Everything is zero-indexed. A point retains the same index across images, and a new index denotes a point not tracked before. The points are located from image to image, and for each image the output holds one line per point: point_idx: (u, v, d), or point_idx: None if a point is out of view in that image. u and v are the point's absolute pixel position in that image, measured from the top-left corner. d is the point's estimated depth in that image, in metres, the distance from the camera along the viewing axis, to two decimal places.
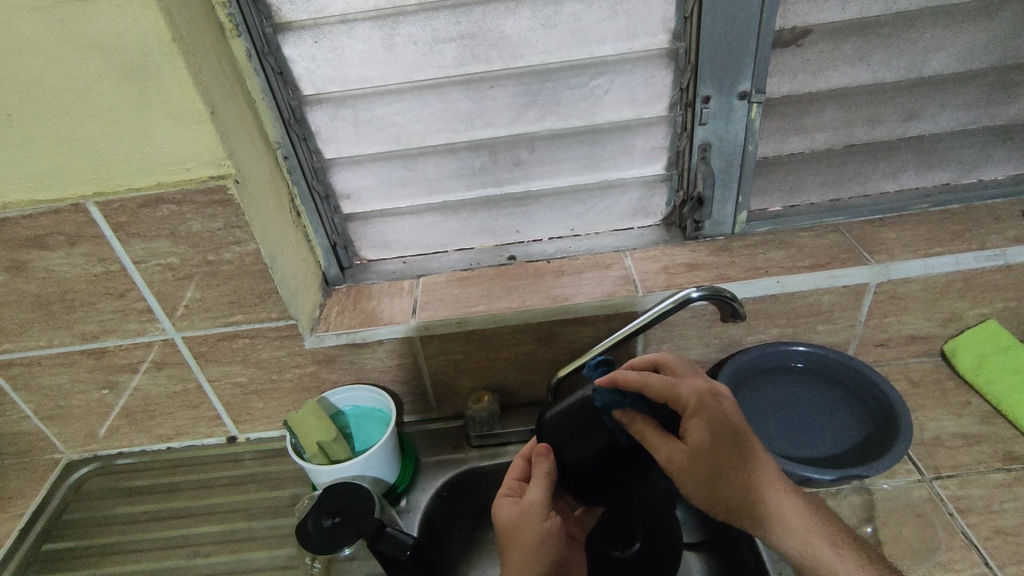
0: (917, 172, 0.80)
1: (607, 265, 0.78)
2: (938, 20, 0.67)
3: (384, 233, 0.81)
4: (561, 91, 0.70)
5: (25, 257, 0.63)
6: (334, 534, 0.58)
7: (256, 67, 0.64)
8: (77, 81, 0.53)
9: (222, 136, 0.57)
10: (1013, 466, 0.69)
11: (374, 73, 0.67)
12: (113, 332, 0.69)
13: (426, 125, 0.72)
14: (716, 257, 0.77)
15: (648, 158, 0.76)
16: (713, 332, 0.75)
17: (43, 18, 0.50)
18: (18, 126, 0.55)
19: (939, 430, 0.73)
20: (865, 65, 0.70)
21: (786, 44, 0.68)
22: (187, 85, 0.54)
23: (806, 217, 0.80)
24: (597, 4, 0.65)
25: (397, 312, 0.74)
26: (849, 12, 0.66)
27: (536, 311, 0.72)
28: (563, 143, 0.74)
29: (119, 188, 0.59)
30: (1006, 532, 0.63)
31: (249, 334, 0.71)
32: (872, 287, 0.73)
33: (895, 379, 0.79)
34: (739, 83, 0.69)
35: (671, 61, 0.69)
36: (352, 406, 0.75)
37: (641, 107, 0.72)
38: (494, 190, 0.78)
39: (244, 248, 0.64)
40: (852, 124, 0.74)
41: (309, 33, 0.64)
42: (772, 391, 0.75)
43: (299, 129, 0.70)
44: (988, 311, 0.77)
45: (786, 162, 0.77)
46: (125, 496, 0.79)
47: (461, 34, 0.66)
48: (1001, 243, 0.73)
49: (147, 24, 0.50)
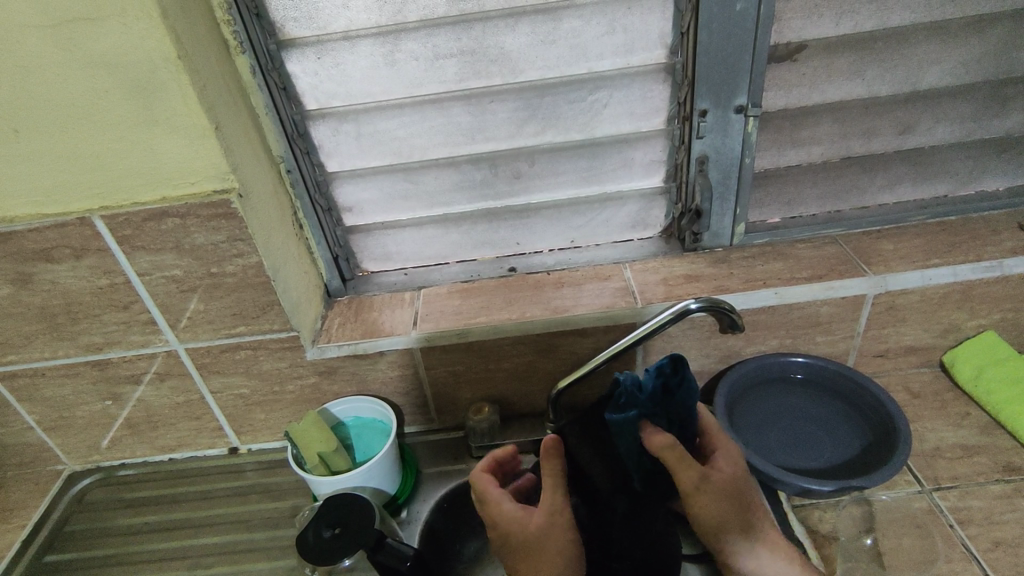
0: (914, 184, 0.80)
1: (607, 277, 0.78)
2: (931, 35, 0.68)
3: (385, 246, 0.82)
4: (560, 106, 0.71)
5: (32, 269, 0.64)
6: (334, 545, 0.58)
7: (260, 82, 0.66)
8: (85, 98, 0.54)
9: (226, 150, 0.58)
10: (1013, 477, 0.69)
11: (376, 88, 0.69)
12: (117, 344, 0.70)
13: (428, 139, 0.73)
14: (715, 268, 0.77)
15: (647, 171, 0.77)
16: (712, 342, 0.75)
17: (53, 36, 0.51)
18: (27, 142, 0.56)
19: (939, 440, 0.73)
20: (860, 79, 0.71)
21: (781, 59, 0.69)
22: (192, 101, 0.55)
23: (804, 229, 0.80)
24: (595, 20, 0.66)
25: (398, 324, 0.75)
26: (844, 27, 0.67)
27: (535, 323, 0.72)
28: (561, 156, 0.75)
29: (125, 202, 0.60)
30: (1007, 544, 0.63)
31: (251, 345, 0.71)
32: (870, 298, 0.73)
33: (894, 390, 0.79)
34: (736, 96, 0.70)
35: (668, 75, 0.70)
36: (353, 417, 0.76)
37: (640, 120, 0.73)
38: (495, 202, 0.78)
39: (247, 261, 0.64)
40: (848, 137, 0.75)
41: (312, 49, 0.66)
42: (770, 402, 0.75)
43: (302, 144, 0.71)
44: (987, 322, 0.77)
45: (783, 175, 0.77)
46: (127, 508, 0.80)
47: (461, 50, 0.67)
48: (998, 254, 0.73)
49: (154, 42, 0.52)
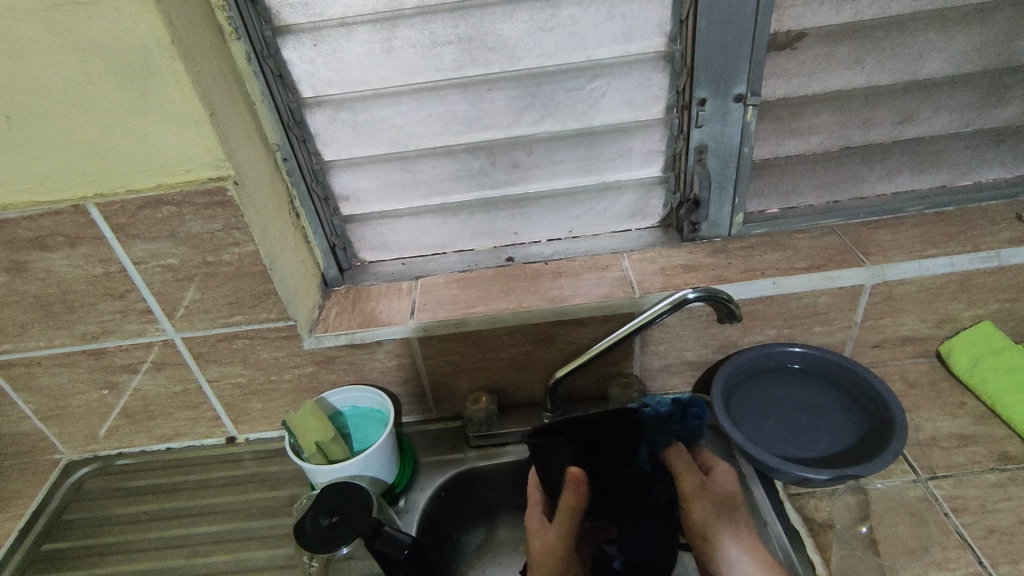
0: (913, 174, 0.80)
1: (605, 267, 0.78)
2: (932, 24, 0.68)
3: (383, 235, 0.81)
4: (558, 94, 0.71)
5: (27, 258, 0.63)
6: (332, 533, 0.58)
7: (255, 70, 0.65)
8: (78, 84, 0.53)
9: (221, 138, 0.58)
10: (1008, 466, 0.69)
11: (372, 76, 0.68)
12: (114, 333, 0.70)
13: (424, 128, 0.72)
14: (713, 258, 0.77)
15: (645, 161, 0.77)
16: (709, 332, 0.75)
17: (45, 21, 0.50)
18: (20, 129, 0.55)
19: (934, 430, 0.74)
20: (860, 68, 0.70)
21: (781, 47, 0.68)
22: (187, 88, 0.54)
23: (803, 219, 0.80)
24: (594, 8, 0.65)
25: (396, 313, 0.75)
26: (844, 15, 0.67)
27: (533, 312, 0.72)
28: (560, 145, 0.75)
29: (120, 190, 0.60)
30: (1001, 532, 0.63)
31: (249, 335, 0.71)
32: (867, 288, 0.73)
33: (891, 380, 0.80)
34: (735, 85, 0.69)
35: (667, 64, 0.69)
36: (351, 406, 0.75)
37: (638, 109, 0.73)
38: (492, 192, 0.78)
39: (244, 250, 0.64)
40: (847, 126, 0.75)
41: (308, 36, 0.65)
42: (767, 392, 0.75)
43: (299, 132, 0.71)
44: (984, 312, 0.77)
45: (782, 164, 0.77)
46: (124, 497, 0.80)
47: (459, 37, 0.66)
48: (996, 245, 0.73)
49: (148, 27, 0.51)
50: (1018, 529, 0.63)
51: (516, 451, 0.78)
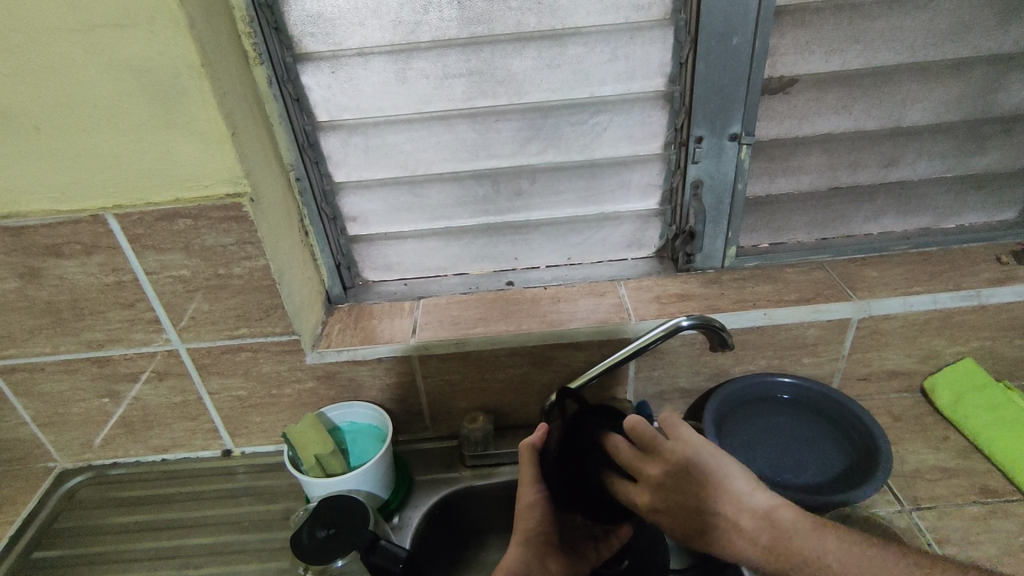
0: (899, 215, 0.84)
1: (602, 293, 0.81)
2: (915, 75, 0.73)
3: (387, 256, 0.84)
4: (562, 127, 0.74)
5: (42, 264, 0.65)
6: (329, 544, 0.59)
7: (275, 93, 0.68)
8: (109, 100, 0.56)
9: (241, 156, 0.60)
10: (989, 499, 0.71)
11: (386, 103, 0.71)
12: (119, 341, 0.71)
13: (434, 154, 0.75)
14: (706, 288, 0.80)
15: (644, 194, 0.80)
16: (702, 360, 0.77)
17: (83, 41, 0.53)
18: (49, 140, 0.58)
19: (918, 462, 0.76)
20: (848, 113, 0.75)
21: (774, 91, 0.72)
22: (212, 107, 0.57)
23: (792, 254, 0.83)
24: (599, 48, 0.69)
25: (397, 332, 0.76)
26: (833, 64, 0.71)
27: (531, 335, 0.74)
28: (562, 175, 0.78)
29: (139, 202, 0.62)
30: (982, 563, 0.65)
31: (253, 347, 0.72)
32: (854, 322, 0.76)
33: (877, 414, 0.82)
34: (730, 125, 0.73)
35: (667, 103, 0.73)
36: (349, 422, 0.76)
37: (638, 144, 0.76)
38: (496, 218, 0.81)
39: (254, 264, 0.66)
40: (836, 168, 0.79)
41: (327, 63, 0.69)
42: (758, 420, 0.77)
43: (312, 154, 0.73)
44: (965, 349, 0.80)
45: (775, 202, 0.81)
46: (116, 507, 0.80)
47: (470, 70, 0.70)
48: (976, 285, 0.76)
49: (181, 50, 0.54)
50: (999, 561, 0.65)
51: (510, 472, 0.79)
